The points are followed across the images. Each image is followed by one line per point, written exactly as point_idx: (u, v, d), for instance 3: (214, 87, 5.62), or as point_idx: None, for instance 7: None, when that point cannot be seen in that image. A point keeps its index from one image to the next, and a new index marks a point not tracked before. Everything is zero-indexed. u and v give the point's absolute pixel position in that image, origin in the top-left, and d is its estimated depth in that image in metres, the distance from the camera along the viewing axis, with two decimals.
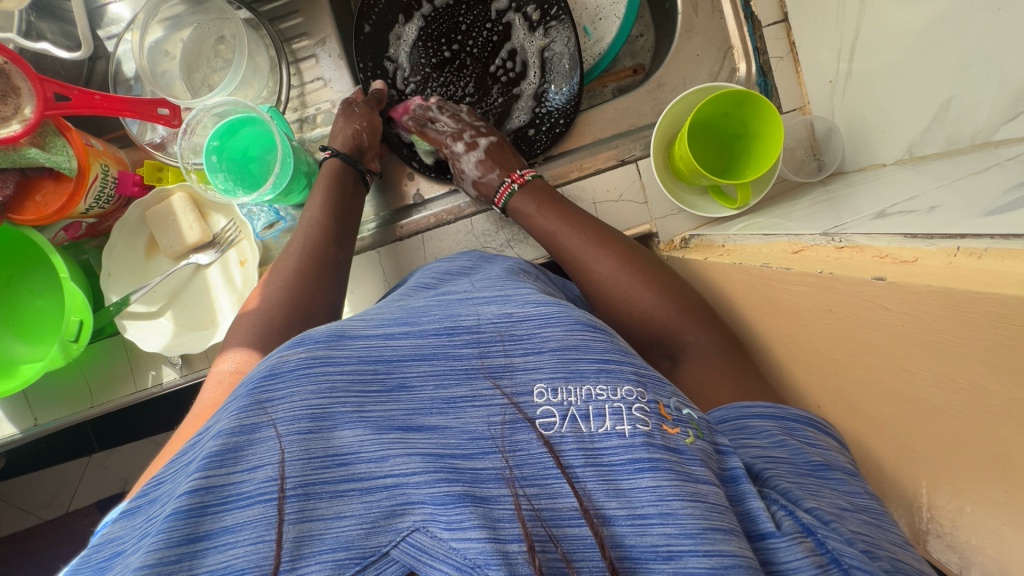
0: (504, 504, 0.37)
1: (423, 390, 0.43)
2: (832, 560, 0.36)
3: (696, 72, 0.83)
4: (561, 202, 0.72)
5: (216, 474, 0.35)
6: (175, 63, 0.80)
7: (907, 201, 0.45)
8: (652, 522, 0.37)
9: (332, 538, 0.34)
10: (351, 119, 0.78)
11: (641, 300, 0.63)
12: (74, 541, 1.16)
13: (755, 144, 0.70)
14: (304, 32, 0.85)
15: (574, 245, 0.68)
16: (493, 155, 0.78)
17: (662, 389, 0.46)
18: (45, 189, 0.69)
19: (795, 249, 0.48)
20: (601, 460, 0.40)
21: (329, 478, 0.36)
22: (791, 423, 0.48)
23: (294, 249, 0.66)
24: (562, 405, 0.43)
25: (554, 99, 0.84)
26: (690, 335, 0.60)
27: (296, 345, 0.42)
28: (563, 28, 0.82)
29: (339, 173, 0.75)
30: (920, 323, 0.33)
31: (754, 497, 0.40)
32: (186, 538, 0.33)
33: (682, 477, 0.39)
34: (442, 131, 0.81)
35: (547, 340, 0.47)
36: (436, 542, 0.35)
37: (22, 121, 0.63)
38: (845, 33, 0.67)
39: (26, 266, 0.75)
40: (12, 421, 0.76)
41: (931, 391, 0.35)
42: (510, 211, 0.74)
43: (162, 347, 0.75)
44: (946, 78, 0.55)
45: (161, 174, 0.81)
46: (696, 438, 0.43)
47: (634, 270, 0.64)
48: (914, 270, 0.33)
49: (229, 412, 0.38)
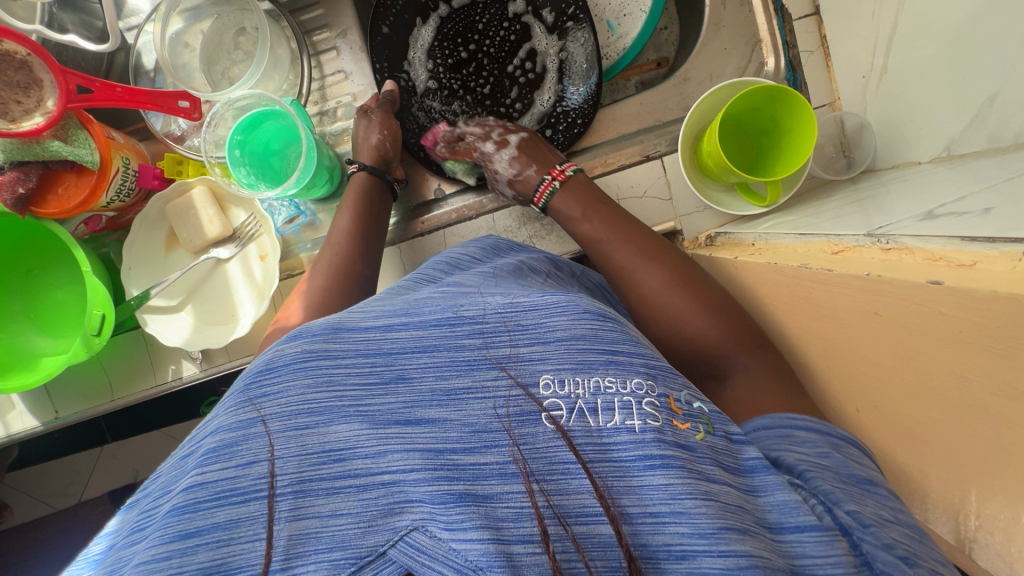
0: (508, 502, 0.36)
1: (423, 381, 0.41)
2: (865, 563, 0.36)
3: (723, 67, 0.81)
4: (608, 206, 0.70)
5: (209, 470, 0.35)
6: (195, 55, 0.79)
7: (955, 201, 0.44)
8: (664, 520, 0.36)
9: (329, 537, 0.33)
10: (372, 128, 0.77)
11: (690, 318, 0.59)
12: (89, 530, 1.18)
13: (785, 140, 0.69)
14: (326, 24, 0.84)
15: (622, 254, 0.66)
16: (527, 151, 0.75)
17: (673, 382, 0.45)
18: (67, 182, 0.69)
19: (835, 249, 0.47)
20: (611, 455, 0.39)
21: (325, 474, 0.36)
22: (838, 438, 0.47)
23: (329, 260, 0.66)
24: (569, 397, 0.42)
25: (572, 100, 0.82)
26: (739, 359, 0.57)
27: (294, 338, 0.41)
28: (581, 31, 0.81)
29: (370, 186, 0.74)
30: (983, 329, 0.32)
31: (783, 488, 0.40)
32: (178, 534, 0.32)
33: (693, 475, 0.39)
34: (472, 142, 0.79)
35: (553, 329, 0.45)
36: (435, 543, 0.34)
37: (45, 113, 0.62)
38: (881, 27, 0.65)
39: (47, 258, 0.75)
40: (35, 413, 0.77)
41: (987, 397, 0.34)
42: (550, 211, 0.73)
43: (182, 341, 0.74)
44: (991, 74, 0.53)
45: (180, 168, 0.81)
46: (706, 434, 0.43)
47: (685, 288, 0.61)
48: (973, 275, 0.32)
49: (227, 409, 0.39)
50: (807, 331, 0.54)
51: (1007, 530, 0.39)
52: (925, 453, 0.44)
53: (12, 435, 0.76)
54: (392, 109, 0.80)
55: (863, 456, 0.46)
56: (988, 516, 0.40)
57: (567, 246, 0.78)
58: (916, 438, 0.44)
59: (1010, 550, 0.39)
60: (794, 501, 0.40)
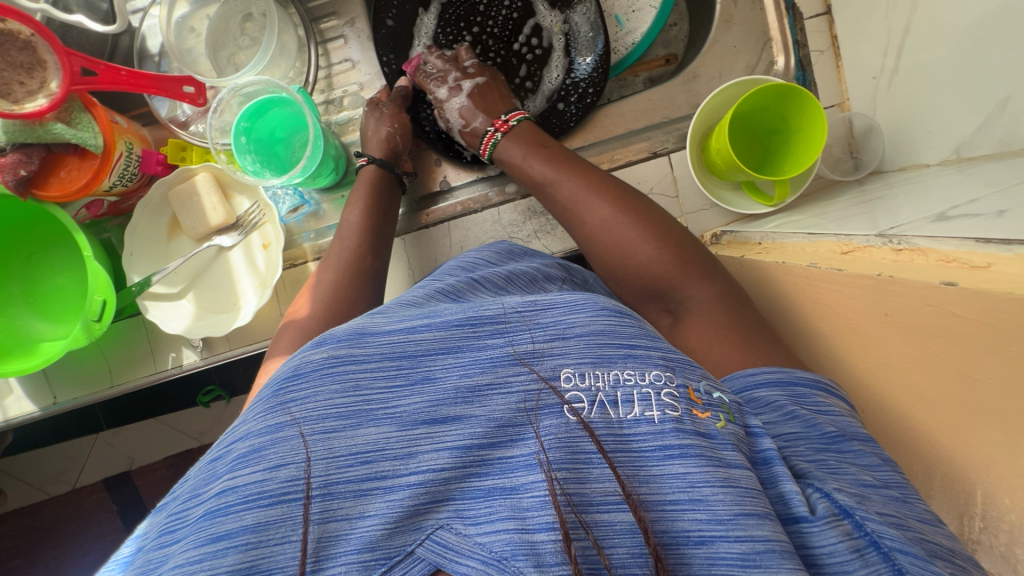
0: (534, 492, 0.37)
1: (448, 380, 0.41)
2: (871, 544, 0.36)
3: (732, 65, 0.81)
4: (550, 147, 0.70)
5: (240, 474, 0.35)
6: (201, 40, 0.78)
7: (967, 203, 0.44)
8: (682, 507, 0.36)
9: (358, 537, 0.34)
10: (382, 121, 0.76)
11: (636, 250, 0.61)
12: (84, 516, 1.18)
13: (794, 140, 0.69)
14: (333, 12, 0.83)
15: (568, 191, 0.66)
16: (479, 99, 0.75)
17: (692, 372, 0.44)
18: (69, 165, 0.68)
19: (844, 249, 0.47)
20: (631, 445, 0.39)
21: (353, 476, 0.36)
22: (798, 388, 0.47)
23: (338, 256, 0.65)
24: (590, 390, 0.42)
25: (580, 71, 0.82)
26: (690, 289, 0.58)
27: (318, 345, 0.41)
28: (585, 4, 0.81)
29: (379, 179, 0.74)
30: (994, 330, 0.32)
31: (787, 479, 0.39)
32: (211, 537, 0.33)
33: (713, 462, 0.38)
34: (431, 73, 0.78)
35: (573, 325, 0.45)
36: (462, 540, 0.35)
37: (48, 95, 0.62)
38: (894, 28, 0.65)
39: (47, 242, 0.74)
40: (32, 398, 0.76)
41: (997, 399, 0.34)
42: (496, 160, 0.73)
43: (183, 328, 0.74)
44: (1004, 77, 0.53)
45: (184, 154, 0.80)
46: (727, 422, 0.42)
47: (627, 215, 0.62)
48: (987, 276, 0.32)
49: (255, 414, 0.38)
50: (817, 329, 0.54)
51: (1011, 532, 0.39)
52: (931, 454, 0.44)
53: (10, 420, 0.75)
54: (403, 102, 0.80)
55: (826, 400, 0.47)
56: (993, 517, 0.40)
57: (571, 241, 0.77)
58: (923, 439, 0.44)
59: (1013, 551, 0.39)
60: (793, 488, 0.39)
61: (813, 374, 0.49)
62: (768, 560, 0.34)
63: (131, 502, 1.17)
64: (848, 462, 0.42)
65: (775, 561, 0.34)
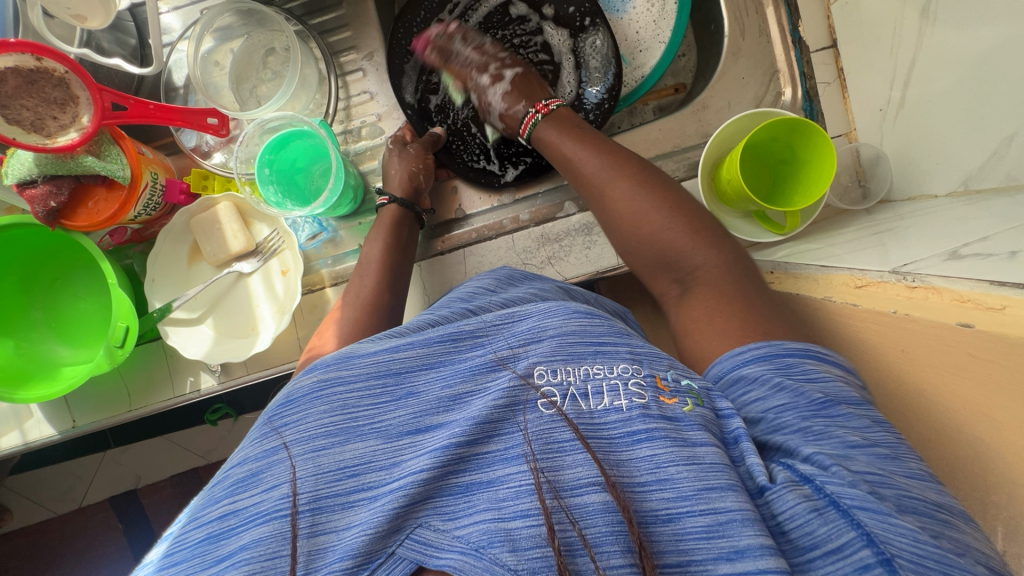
0: (509, 483, 0.39)
1: (430, 392, 0.45)
2: (830, 503, 0.38)
3: (741, 95, 0.82)
4: (585, 129, 0.72)
5: (240, 498, 0.38)
6: (224, 74, 0.81)
7: (980, 242, 0.45)
8: (651, 488, 0.39)
9: (342, 545, 0.36)
10: (406, 160, 0.78)
11: (650, 220, 0.63)
12: (87, 534, 1.18)
13: (804, 170, 0.70)
14: (353, 46, 0.86)
15: (592, 166, 0.68)
16: (520, 87, 0.77)
17: (659, 363, 0.48)
18: (97, 196, 0.70)
19: (858, 283, 0.49)
20: (601, 432, 0.42)
21: (340, 489, 0.39)
22: (787, 359, 0.48)
23: (357, 294, 0.67)
24: (562, 384, 0.45)
25: (591, 97, 0.84)
26: (698, 256, 0.60)
27: (309, 372, 0.46)
28: (599, 35, 0.83)
29: (398, 218, 0.75)
30: (1013, 373, 0.33)
31: (754, 455, 0.42)
32: (213, 559, 0.36)
33: (678, 443, 0.41)
34: (470, 62, 0.80)
35: (546, 328, 0.49)
36: (440, 534, 0.37)
37: (79, 129, 0.64)
38: (900, 62, 0.67)
39: (71, 269, 0.76)
40: (51, 421, 0.77)
41: (1016, 437, 0.36)
42: (534, 141, 0.75)
43: (203, 353, 0.75)
44: (1009, 115, 0.54)
45: (206, 183, 0.82)
46: (694, 405, 0.45)
47: (648, 189, 0.65)
48: (1004, 320, 0.34)
49: (253, 442, 0.42)
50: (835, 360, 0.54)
51: None
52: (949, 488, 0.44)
53: (28, 443, 0.76)
54: (433, 147, 0.81)
55: (818, 366, 0.47)
56: None
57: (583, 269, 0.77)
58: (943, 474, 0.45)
59: None
60: (758, 461, 0.42)
61: (804, 343, 0.50)
62: (731, 529, 0.36)
63: (137, 520, 1.17)
64: (837, 425, 0.43)
65: (737, 529, 0.36)
